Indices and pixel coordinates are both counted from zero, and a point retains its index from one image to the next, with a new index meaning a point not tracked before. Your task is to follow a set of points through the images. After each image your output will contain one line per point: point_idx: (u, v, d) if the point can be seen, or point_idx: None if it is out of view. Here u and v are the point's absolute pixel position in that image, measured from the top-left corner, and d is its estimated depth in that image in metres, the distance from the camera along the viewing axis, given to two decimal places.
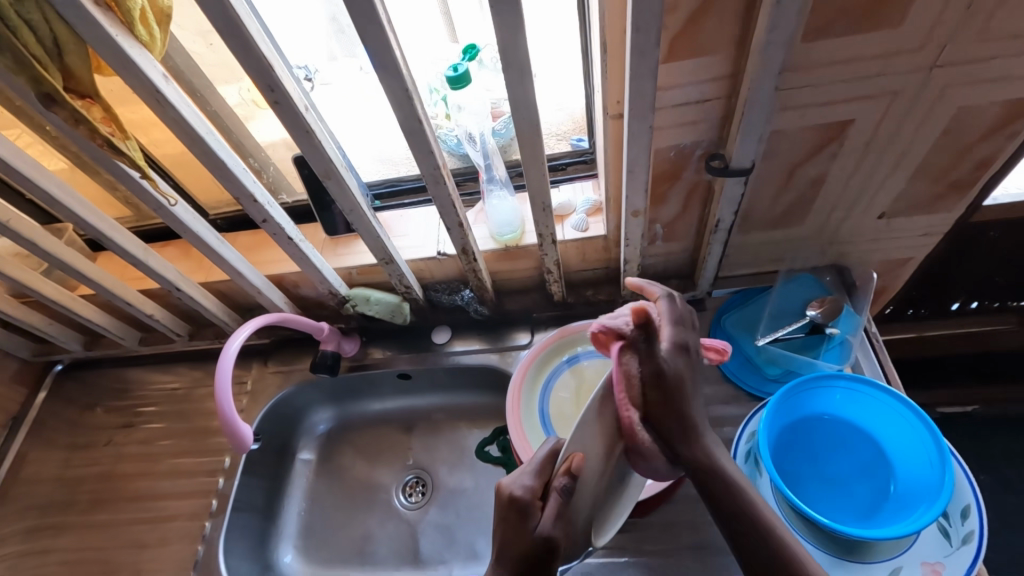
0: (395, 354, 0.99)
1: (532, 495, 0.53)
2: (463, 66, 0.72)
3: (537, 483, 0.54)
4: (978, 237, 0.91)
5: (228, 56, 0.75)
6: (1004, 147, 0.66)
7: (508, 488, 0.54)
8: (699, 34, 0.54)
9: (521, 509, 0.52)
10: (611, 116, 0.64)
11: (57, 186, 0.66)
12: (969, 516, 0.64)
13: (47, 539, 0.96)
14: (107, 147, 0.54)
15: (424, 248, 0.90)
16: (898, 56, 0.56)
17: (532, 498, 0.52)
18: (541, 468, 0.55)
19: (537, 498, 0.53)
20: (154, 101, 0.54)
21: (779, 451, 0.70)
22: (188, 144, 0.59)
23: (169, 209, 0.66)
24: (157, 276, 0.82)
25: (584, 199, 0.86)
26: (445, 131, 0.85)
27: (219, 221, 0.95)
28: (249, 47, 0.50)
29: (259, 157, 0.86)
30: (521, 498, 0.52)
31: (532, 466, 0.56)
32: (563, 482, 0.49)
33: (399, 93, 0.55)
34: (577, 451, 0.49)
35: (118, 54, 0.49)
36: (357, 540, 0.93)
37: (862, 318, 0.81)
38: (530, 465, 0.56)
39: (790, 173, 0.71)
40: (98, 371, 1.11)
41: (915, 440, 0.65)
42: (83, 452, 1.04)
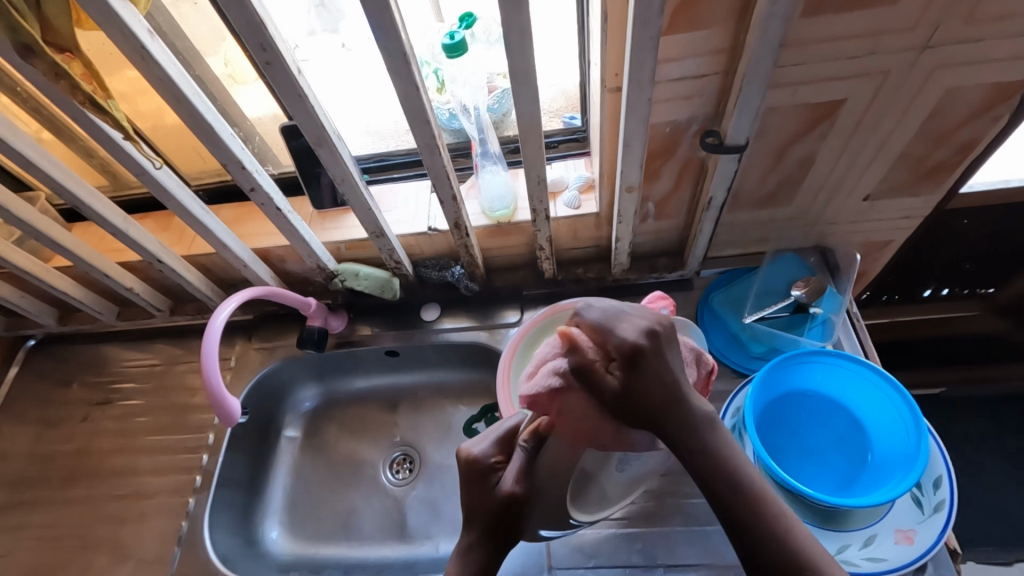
0: (383, 330, 0.98)
1: (492, 460, 0.55)
2: (459, 34, 0.69)
3: (496, 449, 0.56)
4: (953, 223, 0.94)
5: (212, 21, 0.73)
6: (987, 131, 0.68)
7: (467, 453, 0.55)
8: (700, 5, 0.54)
9: (477, 474, 0.54)
10: (609, 90, 0.64)
11: (32, 148, 0.63)
12: (940, 486, 0.67)
13: (22, 515, 0.94)
14: (88, 105, 0.52)
15: (415, 223, 0.89)
16: (889, 36, 0.57)
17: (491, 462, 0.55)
18: (504, 436, 0.57)
19: (495, 458, 0.55)
20: (138, 58, 0.51)
21: (763, 426, 0.72)
22: (175, 105, 0.56)
23: (153, 173, 0.64)
24: (136, 246, 0.79)
25: (576, 176, 0.86)
26: (438, 104, 0.84)
27: (202, 192, 0.92)
28: (241, 2, 0.48)
29: (244, 127, 0.84)
30: (479, 462, 0.55)
31: (494, 436, 0.57)
32: (529, 441, 0.54)
33: (396, 60, 0.54)
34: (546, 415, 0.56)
35: (99, 6, 0.46)
36: (343, 515, 0.93)
37: (844, 298, 0.83)
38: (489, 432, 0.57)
39: (781, 153, 0.72)
40: (72, 346, 1.07)
41: (893, 413, 0.68)
42: (57, 428, 1.01)
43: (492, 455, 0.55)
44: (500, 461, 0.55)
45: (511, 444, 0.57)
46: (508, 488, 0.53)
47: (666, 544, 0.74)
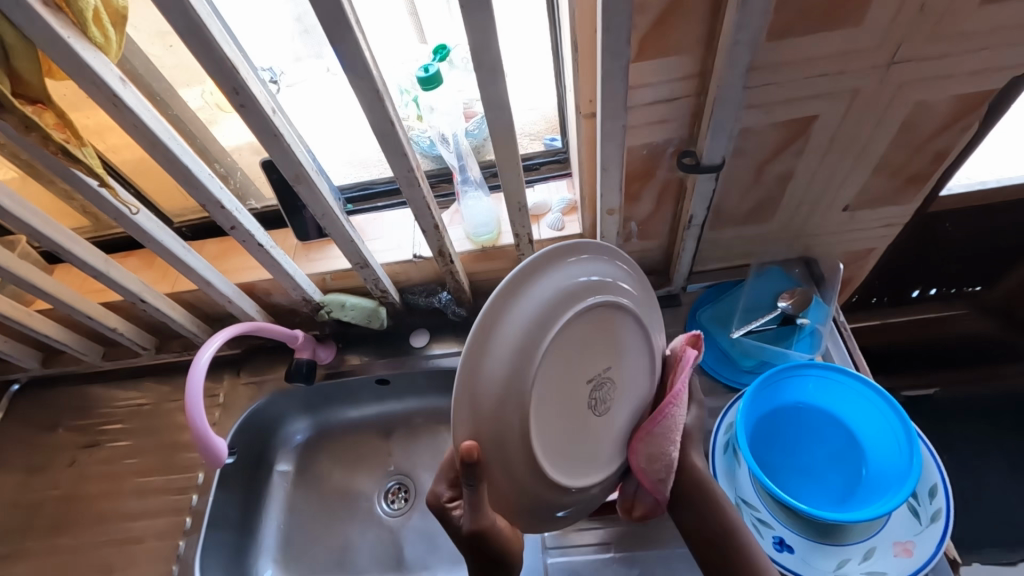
0: (372, 359, 0.97)
1: (445, 499, 0.58)
2: (434, 66, 0.70)
3: (445, 486, 0.58)
4: (935, 226, 0.95)
5: (188, 61, 0.73)
6: (958, 141, 0.69)
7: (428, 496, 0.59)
8: (668, 33, 0.55)
9: (440, 513, 0.57)
10: (584, 116, 0.65)
11: (8, 197, 0.63)
12: (936, 495, 0.66)
13: (8, 567, 0.91)
14: (61, 154, 0.52)
15: (400, 251, 0.89)
16: (855, 56, 0.58)
17: (445, 497, 0.58)
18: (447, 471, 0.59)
19: (447, 498, 0.58)
20: (111, 106, 0.51)
21: (756, 441, 0.72)
22: (150, 150, 0.56)
23: (130, 217, 0.64)
24: (118, 287, 0.78)
25: (558, 199, 0.86)
26: (418, 132, 0.84)
27: (185, 229, 0.92)
28: (212, 49, 0.48)
29: (225, 163, 0.84)
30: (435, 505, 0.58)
31: (444, 472, 0.59)
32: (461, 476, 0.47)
33: (370, 95, 0.54)
34: (468, 439, 0.46)
35: (69, 57, 0.46)
36: (338, 550, 0.91)
37: (831, 308, 0.84)
38: (437, 472, 0.60)
39: (758, 169, 0.73)
40: (57, 389, 1.06)
41: (884, 423, 0.68)
42: (42, 474, 0.99)
43: (445, 494, 0.58)
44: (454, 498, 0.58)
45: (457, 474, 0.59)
46: (466, 527, 0.53)
47: (665, 566, 0.73)
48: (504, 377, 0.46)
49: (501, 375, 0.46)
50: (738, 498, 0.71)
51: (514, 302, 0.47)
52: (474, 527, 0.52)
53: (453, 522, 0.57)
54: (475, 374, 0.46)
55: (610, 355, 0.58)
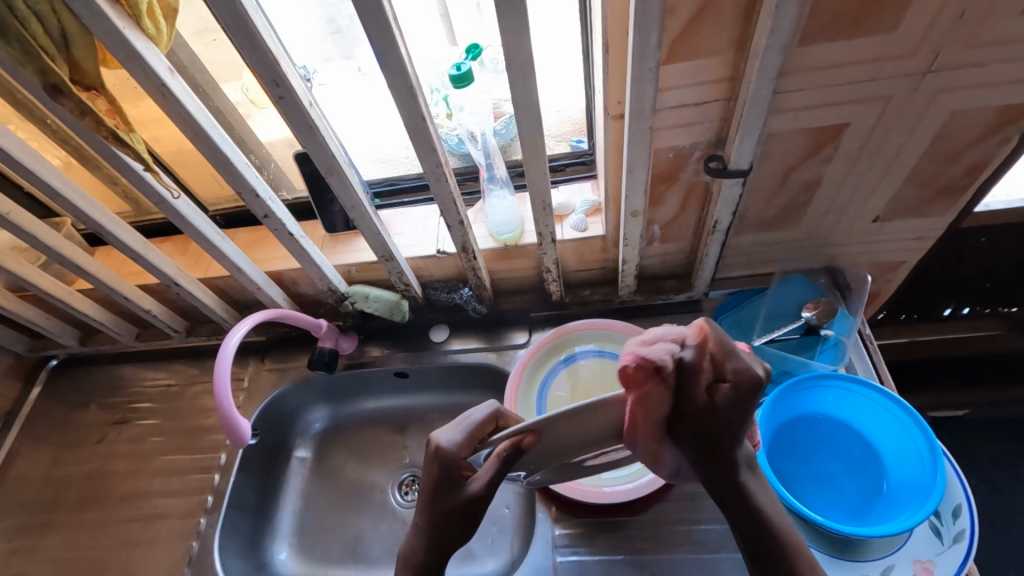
0: (392, 352, 0.99)
1: (458, 457, 0.51)
2: (465, 65, 0.71)
3: (464, 444, 0.52)
4: (970, 243, 0.92)
5: (229, 55, 0.75)
6: (995, 153, 0.67)
7: (435, 443, 0.51)
8: (699, 36, 0.55)
9: (446, 466, 0.50)
10: (611, 117, 0.65)
11: (59, 179, 0.66)
12: (960, 515, 0.65)
13: (40, 535, 0.95)
14: (111, 139, 0.54)
15: (424, 247, 0.90)
16: (889, 64, 0.57)
17: (457, 456, 0.51)
18: (474, 432, 0.53)
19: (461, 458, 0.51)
20: (159, 95, 0.54)
21: (774, 450, 0.71)
22: (193, 137, 0.59)
23: (171, 203, 0.67)
24: (155, 270, 0.81)
25: (582, 200, 0.87)
26: (446, 130, 0.86)
27: (219, 217, 0.95)
28: (256, 43, 0.50)
29: (260, 154, 0.87)
30: (447, 455, 0.50)
31: (465, 430, 0.53)
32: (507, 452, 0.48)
33: (403, 92, 0.56)
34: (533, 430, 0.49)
35: (123, 48, 0.49)
36: (352, 538, 0.93)
37: (855, 320, 0.82)
38: (463, 424, 0.53)
39: (786, 176, 0.72)
40: (92, 367, 1.10)
41: (907, 439, 0.66)
42: (75, 448, 1.03)
43: (461, 452, 0.51)
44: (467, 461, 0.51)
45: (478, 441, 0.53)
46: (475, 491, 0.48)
47: (676, 572, 0.72)
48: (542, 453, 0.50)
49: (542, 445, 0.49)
50: None
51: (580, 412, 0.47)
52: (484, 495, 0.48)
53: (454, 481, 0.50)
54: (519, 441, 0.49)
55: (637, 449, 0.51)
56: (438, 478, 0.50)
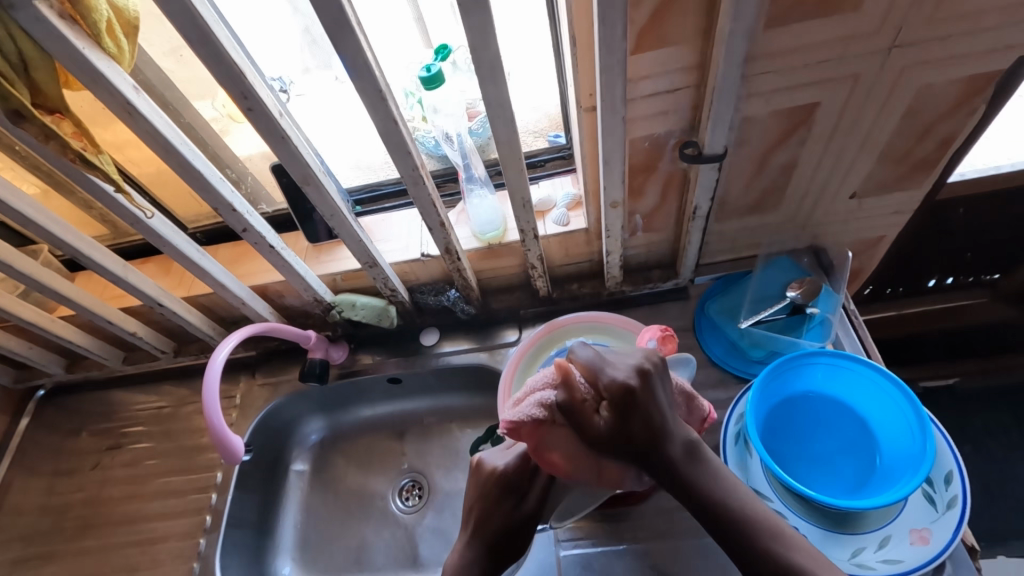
0: (384, 358, 0.98)
1: (515, 475, 0.58)
2: (435, 66, 0.71)
3: (520, 464, 0.59)
4: (949, 213, 0.93)
5: (199, 70, 0.74)
6: (965, 124, 0.68)
7: (492, 466, 0.59)
8: (666, 24, 0.56)
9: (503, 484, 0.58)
10: (585, 110, 0.66)
11: (30, 206, 0.65)
12: (951, 482, 0.65)
13: (37, 567, 0.94)
14: (80, 162, 0.54)
15: (408, 251, 0.90)
16: (854, 41, 0.58)
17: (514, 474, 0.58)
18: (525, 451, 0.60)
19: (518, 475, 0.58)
20: (126, 114, 0.53)
21: (767, 431, 0.72)
22: (163, 155, 0.58)
23: (146, 222, 0.66)
24: (136, 291, 0.80)
25: (563, 194, 0.87)
26: (423, 133, 0.86)
27: (199, 234, 0.94)
28: (220, 56, 0.50)
29: (237, 168, 0.86)
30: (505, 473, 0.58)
31: (516, 451, 0.60)
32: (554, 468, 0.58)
33: (373, 97, 0.56)
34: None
35: (85, 68, 0.48)
36: (355, 548, 0.92)
37: (840, 296, 0.83)
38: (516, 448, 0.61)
39: (762, 159, 0.72)
40: (80, 394, 1.08)
41: (896, 410, 0.67)
42: (68, 477, 1.01)
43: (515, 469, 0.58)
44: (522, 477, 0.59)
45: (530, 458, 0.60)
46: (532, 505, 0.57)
47: (679, 558, 0.73)
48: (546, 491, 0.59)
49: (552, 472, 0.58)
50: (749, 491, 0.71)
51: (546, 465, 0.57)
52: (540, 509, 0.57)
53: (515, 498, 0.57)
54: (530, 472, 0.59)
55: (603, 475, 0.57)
56: (499, 498, 0.57)
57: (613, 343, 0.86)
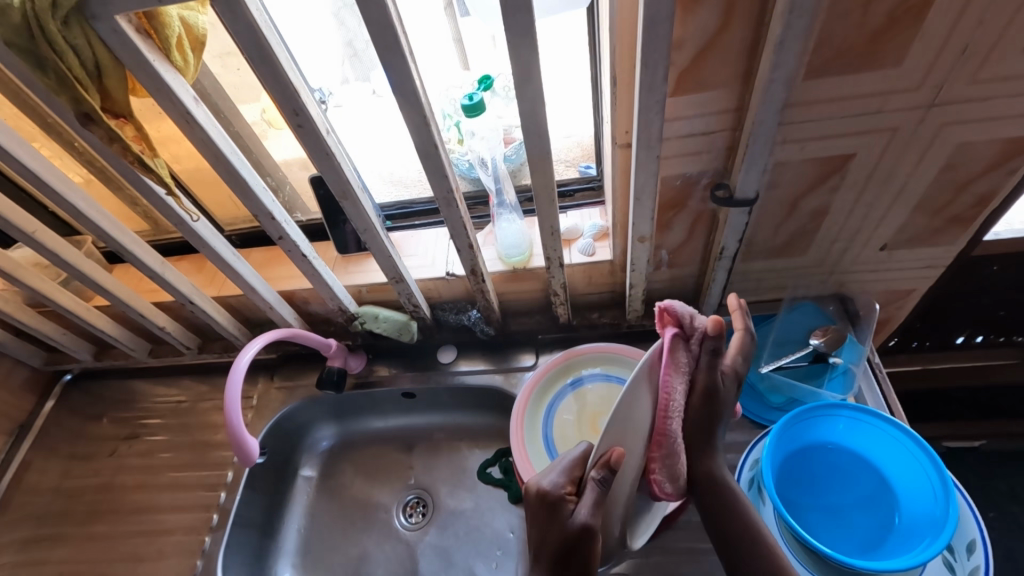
0: (400, 372, 1.00)
1: (563, 491, 0.56)
2: (477, 95, 0.74)
3: (566, 479, 0.57)
4: (983, 271, 0.91)
5: (251, 79, 0.77)
6: (1003, 184, 0.68)
7: (538, 486, 0.57)
8: (705, 68, 0.57)
9: (551, 506, 0.55)
10: (620, 146, 0.67)
11: (84, 200, 0.69)
12: (974, 551, 0.64)
13: (46, 549, 0.96)
14: (137, 164, 0.56)
15: (434, 268, 0.92)
16: (892, 97, 0.58)
17: (564, 493, 0.56)
18: (570, 467, 0.58)
19: (566, 492, 0.56)
20: (184, 122, 0.56)
21: (783, 480, 0.70)
22: (213, 161, 0.61)
23: (191, 224, 0.69)
24: (171, 288, 0.83)
25: (590, 225, 0.88)
26: (458, 155, 0.88)
27: (235, 237, 0.97)
28: (278, 74, 0.53)
29: (277, 176, 0.89)
30: (550, 494, 0.56)
31: (564, 467, 0.58)
32: (600, 475, 0.52)
33: (419, 121, 0.58)
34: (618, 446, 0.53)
35: (153, 78, 0.52)
36: (355, 560, 0.92)
37: (865, 347, 0.82)
38: (559, 464, 0.59)
39: (792, 205, 0.73)
40: (105, 381, 1.12)
41: (919, 471, 0.66)
42: (85, 462, 1.04)
43: (563, 487, 0.56)
44: (571, 493, 0.56)
45: (577, 473, 0.58)
46: (581, 521, 0.52)
47: None
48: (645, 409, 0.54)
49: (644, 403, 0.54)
50: None
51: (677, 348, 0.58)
52: (589, 523, 0.52)
53: (562, 514, 0.54)
54: (632, 395, 0.53)
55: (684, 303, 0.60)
56: (549, 516, 0.55)
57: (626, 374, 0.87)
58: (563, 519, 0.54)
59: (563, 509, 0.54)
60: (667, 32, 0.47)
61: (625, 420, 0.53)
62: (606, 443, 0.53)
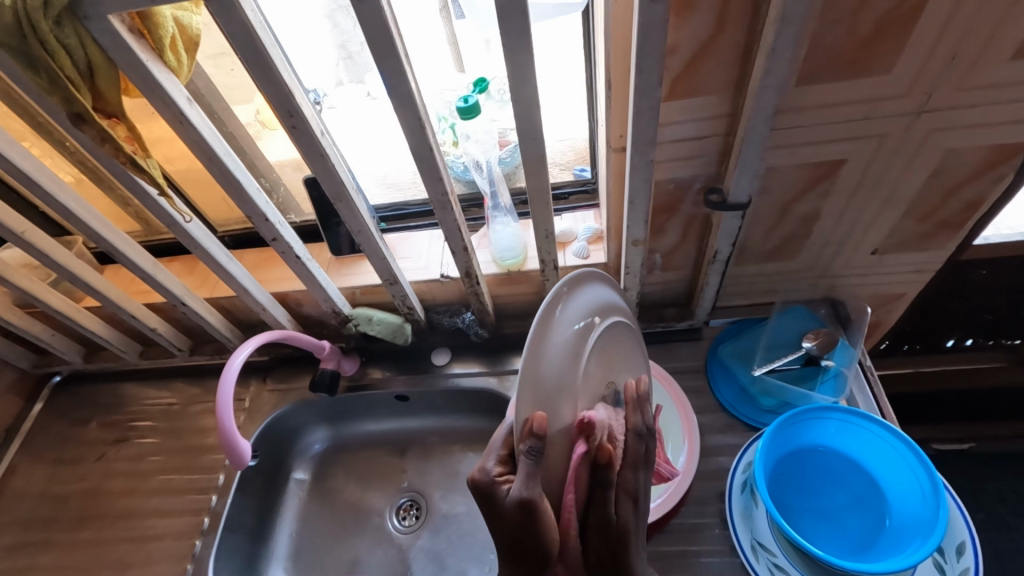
0: (394, 374, 0.99)
1: (493, 474, 0.55)
2: (473, 97, 0.73)
3: (497, 462, 0.55)
4: (972, 275, 0.92)
5: (245, 80, 0.77)
6: (991, 190, 0.68)
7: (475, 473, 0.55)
8: (698, 75, 0.57)
9: (487, 491, 0.53)
10: (614, 150, 0.67)
11: (74, 201, 0.68)
12: (964, 553, 0.64)
13: (32, 554, 0.94)
14: (129, 164, 0.56)
15: (429, 270, 0.92)
16: (882, 103, 0.59)
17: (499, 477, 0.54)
18: (503, 450, 0.57)
19: (499, 474, 0.55)
20: (177, 123, 0.56)
21: (775, 483, 0.71)
22: (206, 162, 0.61)
23: (183, 225, 0.68)
24: (162, 289, 0.83)
25: (584, 228, 0.89)
26: (453, 157, 0.88)
27: (228, 238, 0.97)
28: (273, 76, 0.53)
29: (270, 178, 0.89)
30: (483, 481, 0.54)
31: (495, 450, 0.57)
32: (528, 445, 0.49)
33: (413, 124, 0.58)
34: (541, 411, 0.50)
35: (146, 79, 0.51)
36: (347, 564, 0.91)
37: (856, 351, 0.83)
38: (487, 449, 0.57)
39: (784, 209, 0.73)
40: (94, 384, 1.10)
41: (909, 473, 0.66)
42: (73, 466, 1.03)
43: (496, 469, 0.55)
44: (504, 475, 0.55)
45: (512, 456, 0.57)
46: (516, 496, 0.49)
47: None
48: (558, 366, 0.52)
49: (556, 355, 0.53)
50: (755, 541, 0.72)
51: (579, 288, 0.58)
52: (524, 498, 0.49)
53: (497, 499, 0.53)
54: (536, 355, 0.52)
55: (593, 273, 0.59)
56: (487, 505, 0.54)
57: None
58: (499, 501, 0.52)
59: (497, 492, 0.53)
60: (660, 38, 0.48)
61: (533, 381, 0.51)
62: (527, 413, 0.51)
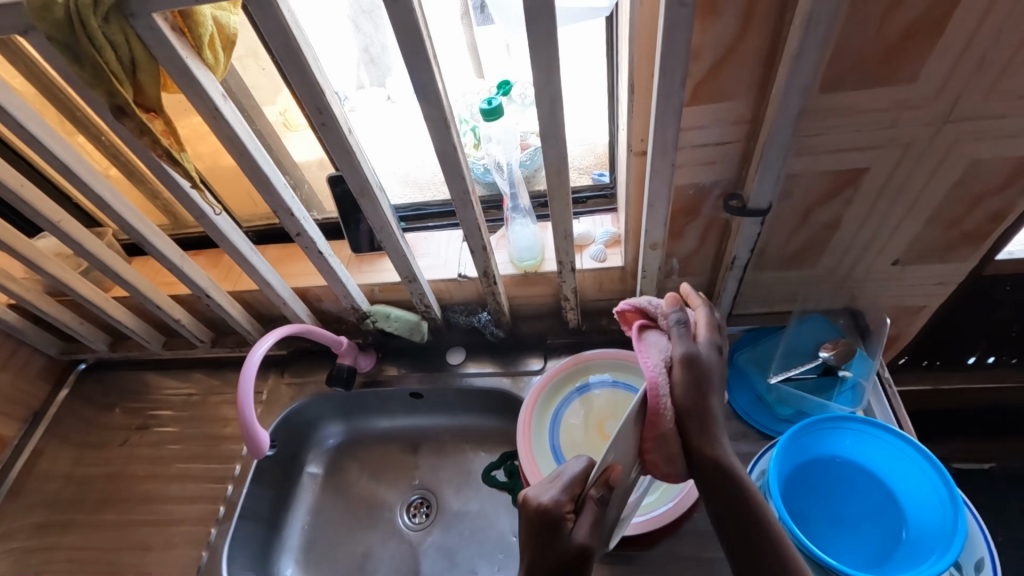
0: (409, 372, 1.00)
1: (563, 509, 0.53)
2: (496, 99, 0.74)
3: (568, 497, 0.54)
4: (996, 290, 0.91)
5: (274, 80, 0.79)
6: (1018, 201, 0.67)
7: (538, 501, 0.53)
8: (722, 79, 0.58)
9: (551, 521, 0.52)
10: (635, 153, 0.68)
11: (110, 192, 0.70)
12: (983, 568, 0.63)
13: (55, 535, 0.97)
14: (165, 157, 0.58)
15: (446, 269, 0.93)
16: (906, 111, 0.59)
17: (564, 511, 0.52)
18: (571, 484, 0.55)
19: (567, 510, 0.53)
20: (211, 117, 0.58)
21: (789, 491, 0.70)
22: (238, 157, 0.63)
23: (212, 218, 0.70)
24: (188, 280, 0.85)
25: (602, 231, 0.89)
26: (473, 159, 0.90)
27: (252, 233, 0.99)
28: (305, 74, 0.54)
29: (295, 175, 0.91)
30: (550, 510, 0.52)
31: (562, 482, 0.55)
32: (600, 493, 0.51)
33: (438, 122, 0.59)
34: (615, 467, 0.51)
35: (183, 73, 0.53)
36: (358, 557, 0.92)
37: (875, 361, 0.82)
38: (559, 479, 0.55)
39: (805, 216, 0.73)
40: (118, 372, 1.13)
41: (927, 485, 0.66)
42: (97, 451, 1.05)
43: (563, 504, 0.53)
44: (571, 512, 0.53)
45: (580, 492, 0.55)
46: (581, 541, 0.50)
47: None
48: None
49: None
50: None
51: None
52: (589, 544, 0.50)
53: (561, 534, 0.52)
54: None
55: None
56: (545, 534, 0.52)
57: (634, 381, 0.87)
58: (562, 538, 0.51)
59: (562, 529, 0.52)
60: (685, 42, 0.48)
61: None
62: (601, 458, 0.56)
